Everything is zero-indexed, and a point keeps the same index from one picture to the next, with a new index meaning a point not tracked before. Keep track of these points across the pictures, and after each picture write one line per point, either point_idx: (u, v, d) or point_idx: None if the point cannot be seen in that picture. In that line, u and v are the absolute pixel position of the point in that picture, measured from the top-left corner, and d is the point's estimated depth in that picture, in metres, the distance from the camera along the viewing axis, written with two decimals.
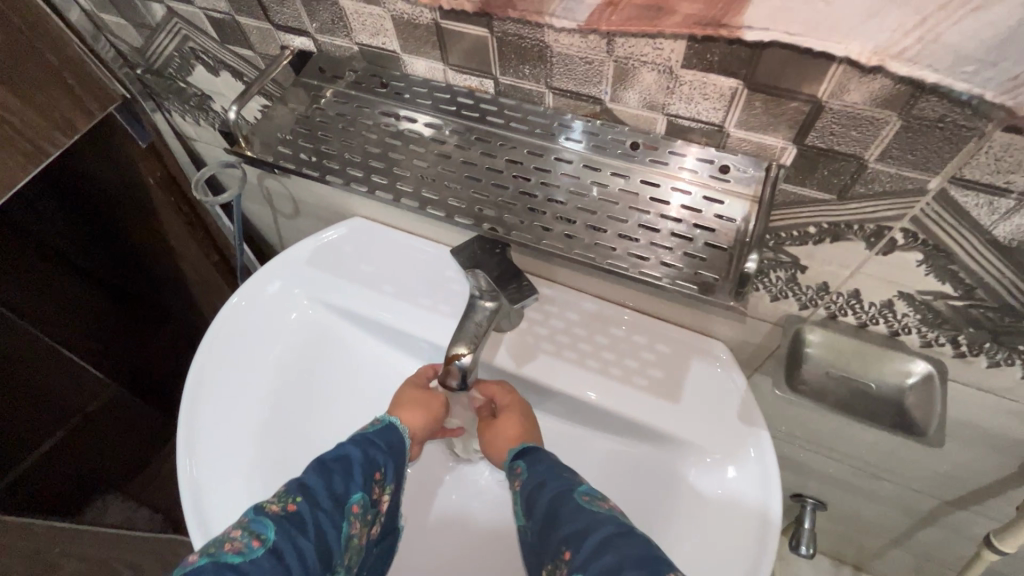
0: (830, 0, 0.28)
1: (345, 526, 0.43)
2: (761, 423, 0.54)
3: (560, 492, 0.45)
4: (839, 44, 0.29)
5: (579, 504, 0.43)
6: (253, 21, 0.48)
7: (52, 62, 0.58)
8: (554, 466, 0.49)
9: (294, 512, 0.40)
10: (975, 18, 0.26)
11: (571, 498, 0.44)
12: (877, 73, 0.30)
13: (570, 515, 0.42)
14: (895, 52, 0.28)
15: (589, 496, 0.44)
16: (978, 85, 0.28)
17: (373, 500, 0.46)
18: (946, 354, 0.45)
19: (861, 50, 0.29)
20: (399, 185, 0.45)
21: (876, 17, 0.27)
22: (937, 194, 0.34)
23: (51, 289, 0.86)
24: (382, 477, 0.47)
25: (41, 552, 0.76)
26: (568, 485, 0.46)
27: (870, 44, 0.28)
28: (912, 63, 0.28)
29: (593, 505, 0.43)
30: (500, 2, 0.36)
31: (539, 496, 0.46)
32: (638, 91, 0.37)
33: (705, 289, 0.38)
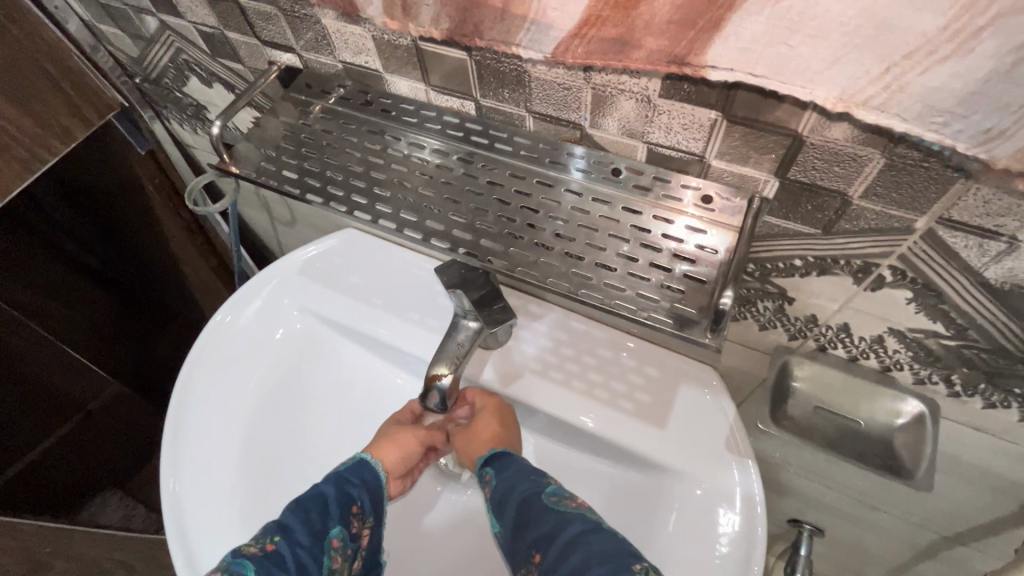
0: (796, 45, 0.27)
1: (326, 562, 0.43)
2: (747, 455, 0.51)
3: (529, 494, 0.45)
4: (804, 88, 0.28)
5: (547, 505, 0.44)
6: (242, 36, 0.49)
7: (50, 71, 0.58)
8: (522, 470, 0.48)
9: (273, 551, 0.40)
10: (945, 68, 0.25)
11: (539, 500, 0.44)
12: (845, 119, 0.29)
13: (538, 518, 0.43)
14: (861, 100, 0.28)
15: (557, 497, 0.44)
16: (949, 135, 0.27)
17: (353, 534, 0.46)
18: (940, 394, 0.43)
19: (827, 96, 0.28)
20: (381, 204, 0.44)
21: (843, 63, 0.27)
22: (925, 233, 0.33)
23: (57, 286, 0.85)
24: (360, 510, 0.48)
25: (31, 551, 0.77)
26: (537, 486, 0.46)
27: (837, 90, 0.28)
28: (879, 111, 0.28)
29: (562, 506, 0.43)
30: (470, 31, 0.36)
31: (507, 499, 0.46)
32: (616, 118, 0.37)
33: (682, 325, 0.36)
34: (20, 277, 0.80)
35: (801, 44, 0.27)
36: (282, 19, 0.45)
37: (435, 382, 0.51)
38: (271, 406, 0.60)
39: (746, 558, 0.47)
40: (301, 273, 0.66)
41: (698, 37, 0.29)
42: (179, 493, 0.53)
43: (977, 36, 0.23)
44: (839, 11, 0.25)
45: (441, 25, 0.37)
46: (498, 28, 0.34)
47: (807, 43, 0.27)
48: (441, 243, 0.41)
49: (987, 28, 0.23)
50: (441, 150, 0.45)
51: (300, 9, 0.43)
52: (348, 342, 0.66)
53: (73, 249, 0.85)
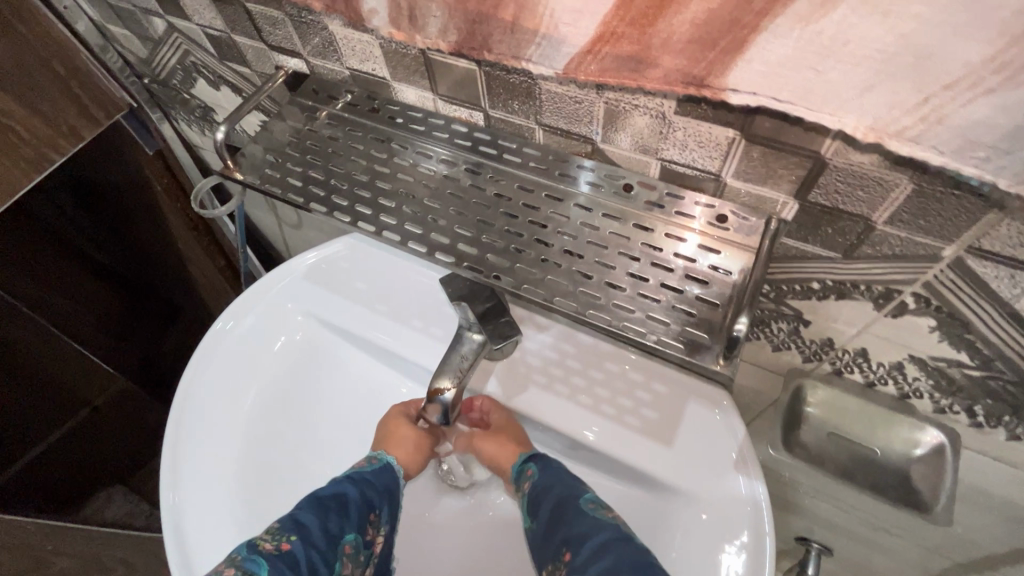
0: (822, 70, 0.26)
1: (338, 567, 0.42)
2: (758, 479, 0.50)
3: (567, 498, 0.49)
4: (831, 116, 0.27)
5: (582, 509, 0.47)
6: (249, 41, 0.48)
7: (58, 71, 0.58)
8: (563, 471, 0.52)
9: (287, 551, 0.39)
10: (986, 99, 0.23)
11: (577, 504, 0.48)
12: (874, 148, 0.28)
13: (574, 519, 0.47)
14: (894, 130, 0.26)
15: (594, 503, 0.48)
16: (988, 170, 0.26)
17: (366, 541, 0.45)
18: (960, 424, 0.41)
19: (857, 123, 0.27)
20: (386, 215, 0.43)
21: (873, 90, 0.25)
22: (952, 261, 0.31)
23: (63, 280, 0.85)
24: (377, 518, 0.47)
25: (32, 549, 0.77)
26: (575, 491, 0.49)
27: (868, 118, 0.26)
28: (914, 142, 0.26)
29: (597, 513, 0.47)
30: (478, 44, 0.35)
31: (545, 498, 0.50)
32: (629, 134, 0.35)
33: (693, 351, 0.34)
34: (27, 270, 0.80)
35: (830, 69, 0.25)
36: (288, 25, 0.44)
37: (436, 397, 0.50)
38: (273, 414, 0.59)
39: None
40: (306, 277, 0.65)
41: (719, 57, 0.27)
42: (179, 503, 0.52)
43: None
44: (874, 36, 0.23)
45: (449, 37, 0.36)
46: (508, 41, 0.33)
47: (835, 68, 0.25)
48: (446, 257, 0.40)
49: None
50: (449, 160, 0.44)
51: (307, 15, 0.42)
52: (351, 348, 0.65)
53: (81, 244, 0.86)
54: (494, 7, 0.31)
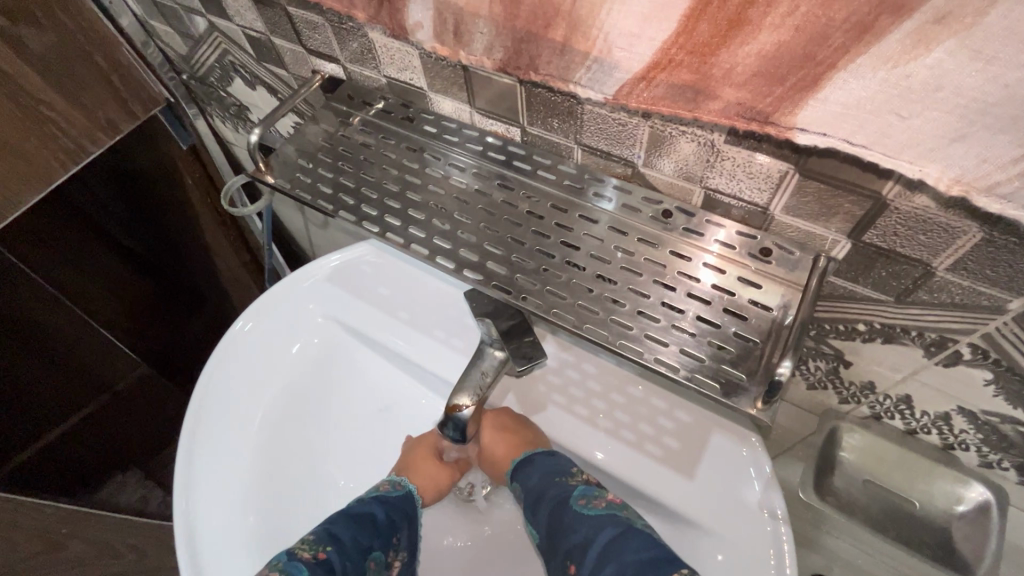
0: (902, 115, 0.24)
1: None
2: (783, 521, 0.47)
3: (559, 501, 0.50)
4: (910, 165, 0.25)
5: (575, 510, 0.49)
6: (287, 43, 0.48)
7: (101, 64, 0.59)
8: (549, 473, 0.53)
9: (325, 560, 0.43)
10: None
11: (569, 505, 0.49)
12: (955, 199, 0.26)
13: (573, 524, 0.48)
14: (984, 185, 0.24)
15: (586, 500, 0.49)
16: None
17: (386, 564, 0.49)
18: (1009, 480, 0.38)
19: (940, 175, 0.25)
20: (414, 227, 0.42)
21: (960, 140, 0.23)
22: (1018, 315, 0.29)
23: (92, 266, 0.86)
24: (398, 541, 0.50)
25: (46, 531, 0.78)
26: (565, 490, 0.51)
27: (954, 170, 0.25)
28: (1004, 200, 0.24)
29: (589, 507, 0.49)
30: (525, 63, 0.33)
31: (541, 505, 0.52)
32: (673, 160, 0.34)
33: (729, 392, 0.33)
34: (62, 255, 0.81)
35: (914, 115, 0.24)
36: (327, 29, 0.43)
37: (455, 412, 0.48)
38: (288, 418, 0.58)
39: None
40: (329, 279, 0.64)
41: (787, 94, 0.26)
42: (191, 507, 0.52)
43: None
44: (964, 81, 0.22)
45: (495, 55, 0.34)
46: (557, 62, 0.32)
47: (920, 113, 0.24)
48: (475, 275, 0.40)
49: None
50: (481, 173, 0.43)
51: (348, 22, 0.41)
52: (369, 354, 0.64)
53: (112, 230, 0.86)
54: (545, 27, 0.30)
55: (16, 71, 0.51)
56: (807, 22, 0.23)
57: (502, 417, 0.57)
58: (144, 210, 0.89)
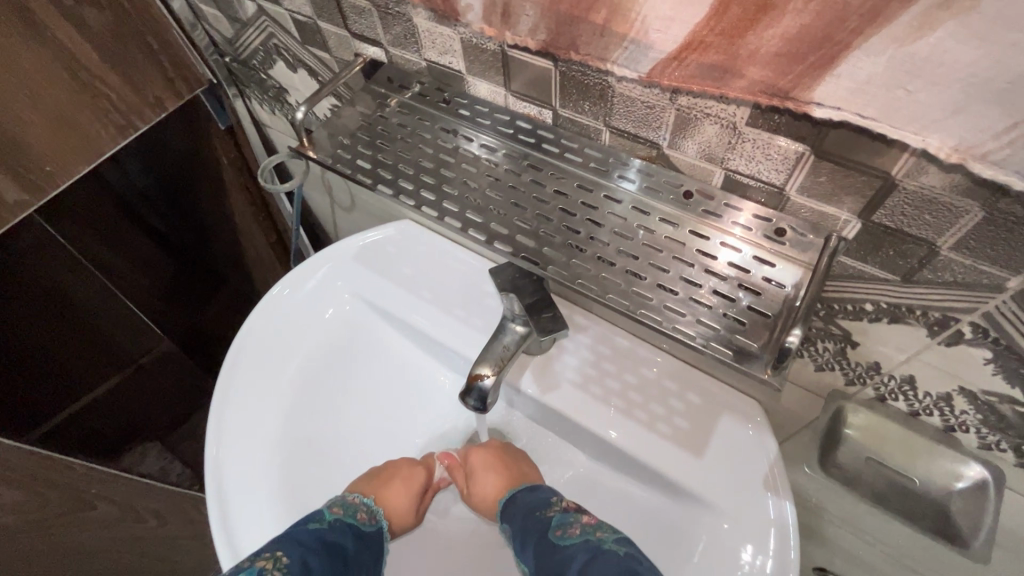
0: (908, 90, 0.26)
1: None
2: (785, 498, 0.50)
3: (540, 534, 0.49)
4: (915, 135, 0.28)
5: (553, 541, 0.47)
6: (333, 27, 0.51)
7: (152, 45, 0.62)
8: (528, 513, 0.52)
9: None
10: None
11: (546, 536, 0.48)
12: (952, 169, 0.28)
13: (556, 555, 0.46)
14: (978, 153, 0.26)
15: (563, 530, 0.48)
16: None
17: None
18: (1007, 461, 0.40)
19: (940, 144, 0.27)
20: (446, 202, 0.45)
21: (957, 114, 0.26)
22: (1015, 294, 0.31)
23: (120, 243, 0.91)
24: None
25: (77, 490, 0.79)
26: (545, 523, 0.50)
27: (953, 139, 0.27)
28: (996, 166, 0.26)
29: (566, 537, 0.47)
30: (566, 44, 0.36)
31: (523, 544, 0.49)
32: (697, 142, 0.36)
33: (741, 358, 0.35)
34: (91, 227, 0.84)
35: (919, 91, 0.26)
36: (374, 14, 0.46)
37: (476, 382, 0.51)
38: (315, 386, 0.61)
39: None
40: (357, 257, 0.67)
41: (805, 72, 0.28)
42: (221, 463, 0.55)
43: None
44: (961, 59, 0.24)
45: (538, 36, 0.37)
46: (596, 43, 0.34)
47: (922, 89, 0.26)
48: (504, 246, 0.42)
49: None
50: (511, 154, 0.46)
51: (394, 7, 0.44)
52: (392, 331, 0.67)
53: (136, 205, 0.89)
54: (587, 10, 0.33)
55: (77, 47, 0.55)
56: (825, 7, 0.25)
57: (490, 454, 0.59)
58: (173, 189, 0.93)
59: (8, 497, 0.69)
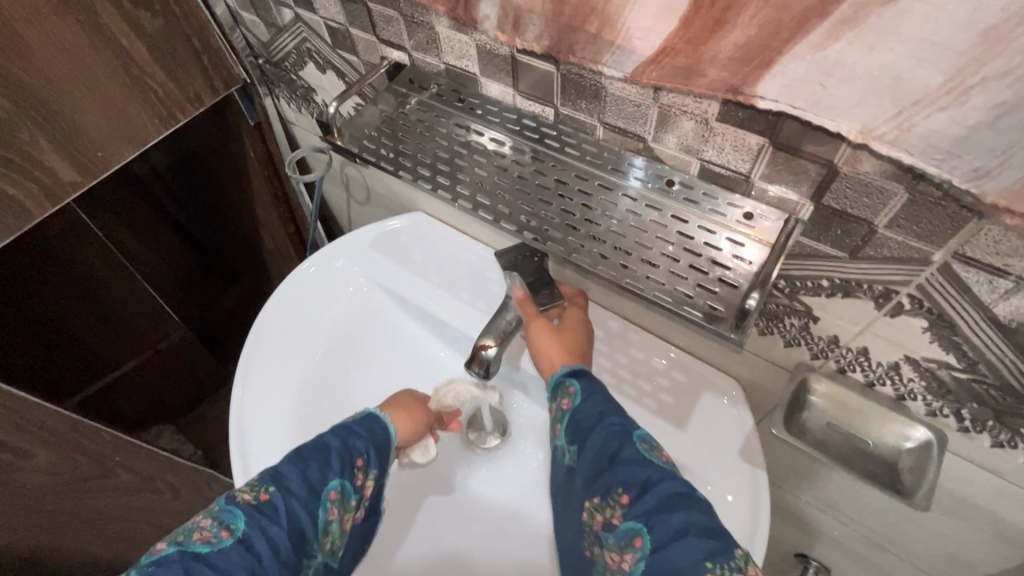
0: (826, 87, 0.33)
1: (322, 512, 0.47)
2: (760, 466, 0.55)
3: (619, 431, 0.45)
4: (832, 122, 0.34)
5: (638, 450, 0.44)
6: (362, 33, 0.57)
7: (196, 45, 0.69)
8: (603, 396, 0.49)
9: (264, 501, 0.45)
10: (941, 115, 0.30)
11: (630, 440, 0.45)
12: (864, 149, 0.34)
13: (630, 460, 0.43)
14: (876, 135, 0.33)
15: (648, 445, 0.45)
16: (947, 171, 0.32)
17: (356, 486, 0.50)
18: (950, 426, 0.46)
19: (850, 128, 0.34)
20: (459, 188, 0.53)
21: (864, 106, 0.32)
22: (940, 266, 0.37)
23: (146, 230, 0.99)
24: (365, 462, 0.51)
25: (105, 458, 0.83)
26: (626, 425, 0.46)
27: (859, 124, 0.33)
28: (891, 145, 0.33)
29: (651, 455, 0.44)
30: (565, 49, 0.42)
31: (596, 428, 0.46)
32: (677, 135, 0.42)
33: (710, 318, 0.44)
34: (115, 215, 0.91)
35: (834, 87, 0.32)
36: (400, 22, 0.53)
37: (481, 352, 0.56)
38: (331, 358, 0.67)
39: (750, 535, 0.52)
40: (372, 243, 0.73)
41: (753, 73, 0.34)
42: (246, 417, 0.62)
43: (967, 92, 0.29)
44: (863, 62, 0.30)
45: (543, 42, 0.43)
46: (590, 49, 0.41)
47: (841, 88, 0.32)
48: (508, 225, 0.51)
49: (976, 87, 0.28)
50: (517, 147, 0.53)
51: (418, 16, 0.50)
52: (403, 312, 0.73)
53: (158, 193, 0.97)
54: (583, 21, 0.39)
55: (131, 45, 0.62)
56: (767, 23, 0.31)
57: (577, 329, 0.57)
58: (197, 181, 0.99)
59: (43, 458, 0.74)
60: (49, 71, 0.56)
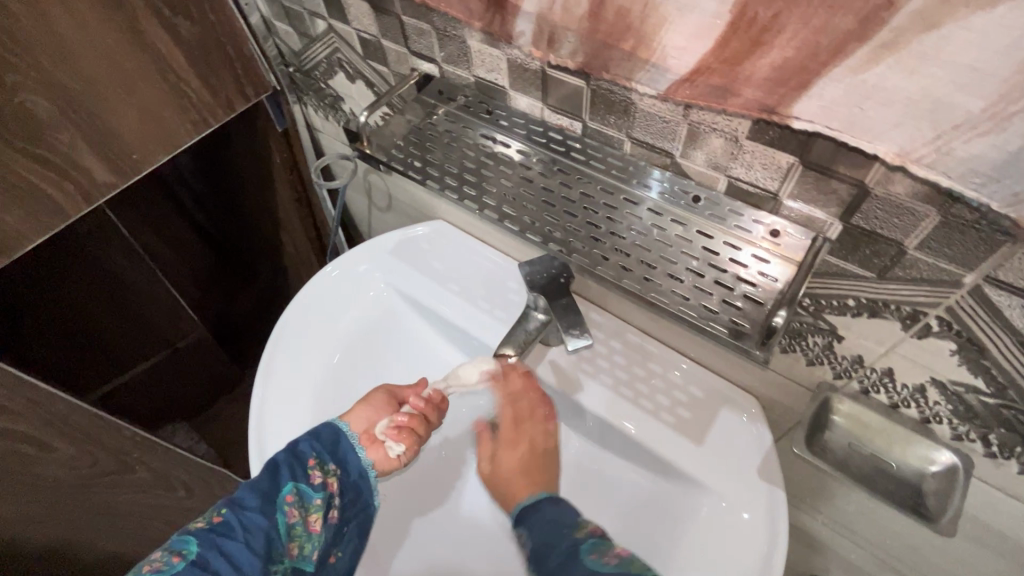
0: (863, 108, 0.33)
1: (282, 518, 0.49)
2: (779, 485, 0.54)
3: (568, 555, 0.46)
4: (869, 144, 0.34)
5: (587, 566, 0.44)
6: (395, 45, 0.58)
7: (230, 53, 0.70)
8: (553, 524, 0.50)
9: (217, 523, 0.48)
10: (982, 139, 0.30)
11: (580, 559, 0.45)
12: (900, 171, 0.34)
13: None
14: (914, 157, 0.33)
15: (597, 554, 0.45)
16: (986, 195, 0.32)
17: (316, 486, 0.51)
18: (977, 452, 0.45)
19: (887, 150, 0.34)
20: (484, 199, 0.53)
21: (899, 128, 0.33)
22: (972, 289, 0.37)
23: (170, 232, 1.02)
24: (321, 461, 0.53)
25: (126, 455, 0.84)
26: (575, 543, 0.47)
27: (896, 147, 0.33)
28: (929, 167, 0.33)
29: (601, 563, 0.44)
30: (599, 65, 0.43)
31: (552, 559, 0.46)
32: (705, 152, 0.43)
33: (736, 336, 0.42)
34: (142, 216, 0.96)
35: (870, 109, 0.33)
36: (432, 35, 0.54)
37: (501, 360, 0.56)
38: (351, 362, 0.68)
39: (767, 552, 0.51)
40: (393, 250, 0.74)
41: (788, 93, 0.35)
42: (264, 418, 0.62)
43: (1009, 118, 0.29)
44: (901, 85, 0.31)
45: (577, 58, 0.44)
46: (624, 66, 0.41)
47: (877, 108, 0.32)
48: (534, 237, 0.50)
49: (1018, 113, 0.29)
50: (542, 159, 0.53)
51: (451, 30, 0.51)
52: (422, 319, 0.73)
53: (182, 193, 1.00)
54: (618, 39, 0.40)
55: (169, 52, 0.64)
56: (804, 44, 0.32)
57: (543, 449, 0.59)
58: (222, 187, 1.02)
59: (65, 452, 0.75)
60: (89, 75, 0.58)
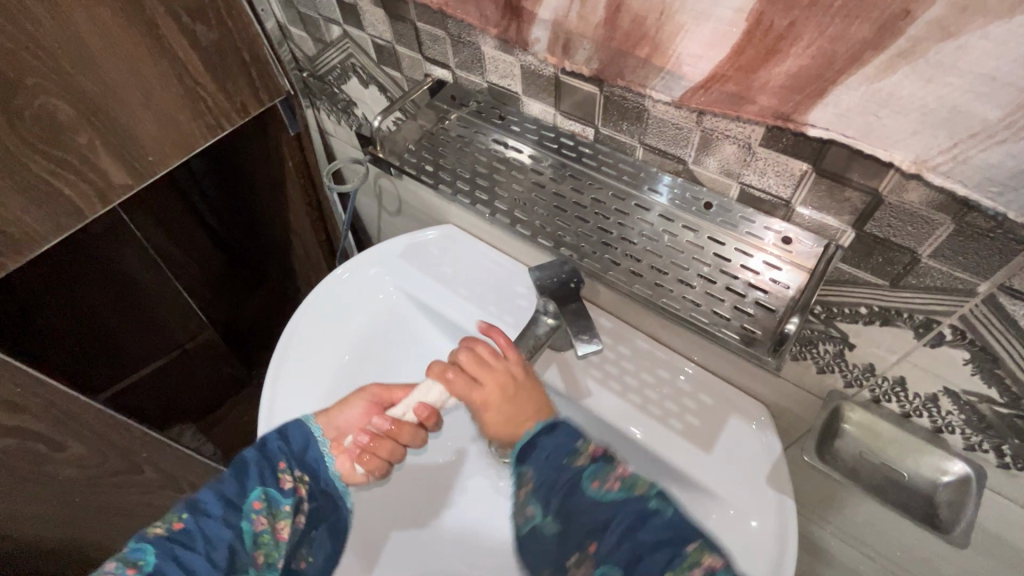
0: (879, 116, 0.33)
1: (246, 525, 0.47)
2: (787, 495, 0.54)
3: (570, 486, 0.45)
4: (884, 152, 0.34)
5: (592, 497, 0.45)
6: (408, 51, 0.59)
7: (246, 58, 0.71)
8: (553, 457, 0.46)
9: (177, 531, 0.46)
10: (999, 148, 0.30)
11: (582, 490, 0.45)
12: (916, 179, 0.34)
13: (585, 509, 0.44)
14: (930, 165, 0.33)
15: (599, 482, 0.45)
16: (1003, 205, 0.32)
17: (285, 490, 0.49)
18: (990, 462, 0.45)
19: (903, 159, 0.34)
20: (497, 203, 0.55)
21: (915, 136, 0.33)
22: (985, 297, 0.37)
23: (182, 233, 1.03)
24: (292, 466, 0.51)
25: (135, 454, 0.85)
26: (575, 471, 0.46)
27: (911, 155, 0.34)
28: (945, 176, 0.33)
29: (603, 490, 0.45)
30: (614, 72, 0.43)
31: (557, 497, 0.45)
32: (718, 159, 0.43)
33: (746, 342, 0.43)
34: (156, 217, 0.97)
35: (886, 117, 0.33)
36: (447, 42, 0.54)
37: None
38: (361, 363, 0.68)
39: (779, 555, 0.51)
40: (402, 253, 0.74)
41: (803, 101, 0.35)
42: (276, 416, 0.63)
43: None
44: (917, 94, 0.31)
45: (591, 64, 0.44)
46: (639, 72, 0.41)
47: (892, 117, 0.33)
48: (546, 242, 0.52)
49: None
50: (554, 165, 0.54)
51: (465, 36, 0.52)
52: (432, 321, 0.74)
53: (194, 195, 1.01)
54: (633, 46, 0.40)
55: (187, 57, 0.65)
56: (821, 53, 0.32)
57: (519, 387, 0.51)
58: (233, 188, 1.03)
59: (75, 450, 0.76)
60: (109, 79, 0.59)
